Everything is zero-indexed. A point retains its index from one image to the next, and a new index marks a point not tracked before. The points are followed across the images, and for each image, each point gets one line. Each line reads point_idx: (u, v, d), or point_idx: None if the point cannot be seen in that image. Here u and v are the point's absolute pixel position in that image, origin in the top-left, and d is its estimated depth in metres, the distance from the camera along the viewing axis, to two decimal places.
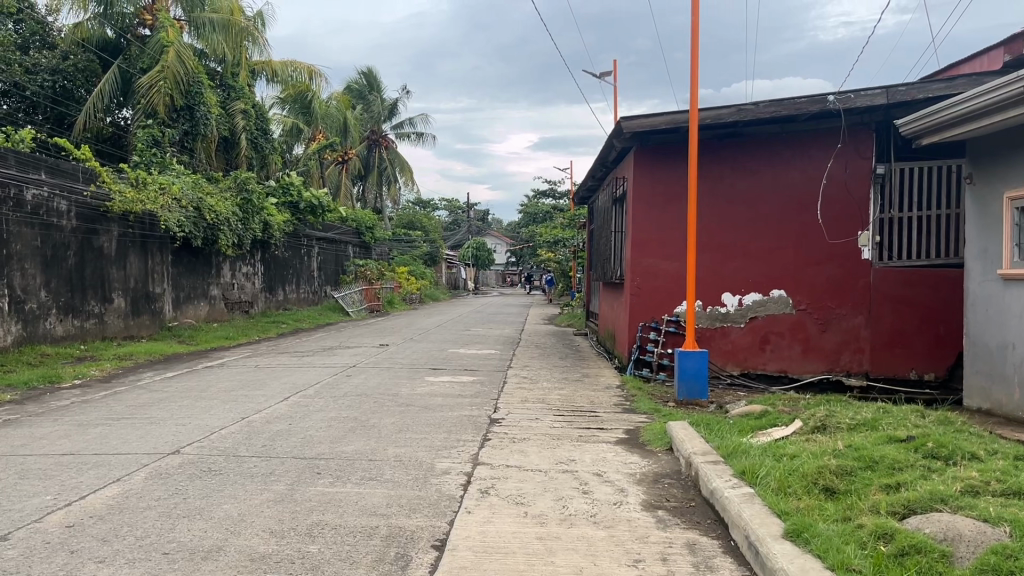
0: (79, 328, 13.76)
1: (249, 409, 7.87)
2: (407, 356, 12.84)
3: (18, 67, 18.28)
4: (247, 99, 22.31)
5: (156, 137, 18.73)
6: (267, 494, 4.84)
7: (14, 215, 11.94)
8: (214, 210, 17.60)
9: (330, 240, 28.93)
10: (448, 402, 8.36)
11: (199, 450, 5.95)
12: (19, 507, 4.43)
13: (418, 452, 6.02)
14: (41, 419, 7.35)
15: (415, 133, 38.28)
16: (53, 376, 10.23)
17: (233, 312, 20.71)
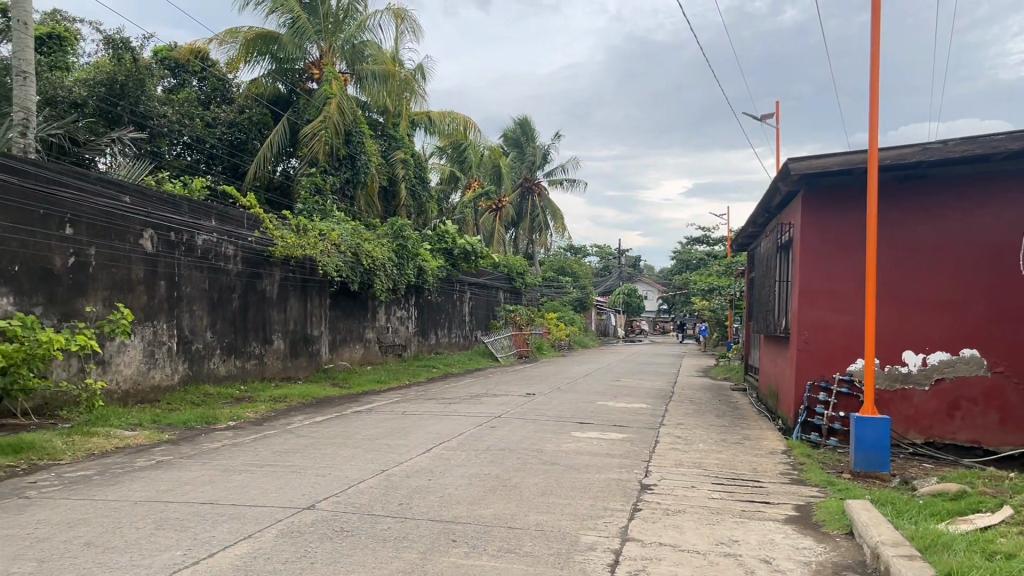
0: (241, 368, 14.25)
1: (390, 460, 7.64)
2: (553, 408, 12.36)
3: (200, 121, 19.53)
4: (407, 149, 22.92)
5: (319, 185, 19.48)
6: (397, 563, 4.47)
7: (185, 260, 12.52)
8: (371, 256, 17.91)
9: (481, 285, 29.14)
10: (595, 463, 7.80)
11: (334, 506, 5.71)
12: (147, 563, 4.27)
13: (562, 521, 5.51)
14: (189, 462, 7.40)
15: (567, 180, 38.33)
16: (209, 416, 10.48)
17: (387, 354, 21.07)
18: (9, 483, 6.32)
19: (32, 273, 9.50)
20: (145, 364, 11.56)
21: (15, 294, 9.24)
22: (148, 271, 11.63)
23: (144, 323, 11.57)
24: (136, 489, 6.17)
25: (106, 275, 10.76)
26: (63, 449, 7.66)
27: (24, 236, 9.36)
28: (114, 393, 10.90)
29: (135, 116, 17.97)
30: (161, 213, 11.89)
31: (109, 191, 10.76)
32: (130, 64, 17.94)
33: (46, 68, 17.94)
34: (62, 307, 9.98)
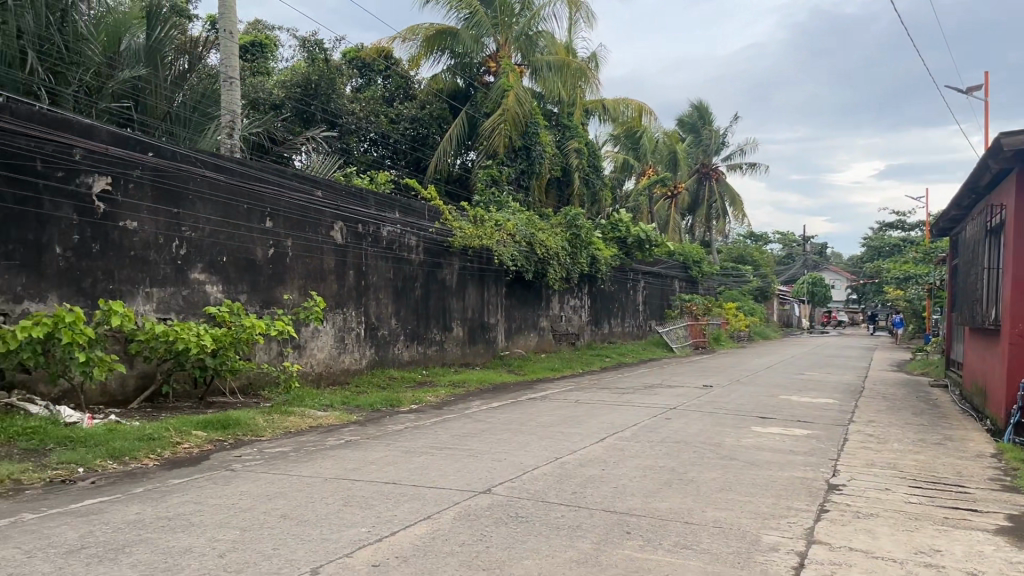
0: (422, 354, 14.82)
1: (564, 448, 7.66)
2: (732, 401, 11.95)
3: (384, 118, 20.44)
4: (581, 138, 22.88)
5: (495, 176, 19.91)
6: (571, 552, 4.45)
7: (372, 250, 13.16)
8: (546, 245, 18.06)
9: (656, 274, 28.68)
10: (777, 459, 7.44)
11: (510, 491, 5.78)
12: (335, 538, 4.50)
13: (742, 519, 5.28)
14: (375, 443, 7.77)
15: (746, 164, 36.93)
16: (393, 399, 10.97)
17: (561, 343, 21.23)
18: (218, 456, 6.90)
19: (238, 263, 10.31)
20: (336, 348, 12.28)
21: (223, 283, 10.06)
22: (338, 261, 12.32)
23: (335, 311, 12.28)
24: (327, 466, 6.54)
25: (301, 265, 11.49)
26: (264, 426, 8.27)
27: (231, 229, 10.19)
28: (309, 375, 11.64)
29: (326, 115, 19.09)
30: (350, 206, 12.53)
31: (303, 186, 11.48)
32: (321, 65, 19.05)
33: (249, 73, 19.42)
34: (263, 295, 10.78)
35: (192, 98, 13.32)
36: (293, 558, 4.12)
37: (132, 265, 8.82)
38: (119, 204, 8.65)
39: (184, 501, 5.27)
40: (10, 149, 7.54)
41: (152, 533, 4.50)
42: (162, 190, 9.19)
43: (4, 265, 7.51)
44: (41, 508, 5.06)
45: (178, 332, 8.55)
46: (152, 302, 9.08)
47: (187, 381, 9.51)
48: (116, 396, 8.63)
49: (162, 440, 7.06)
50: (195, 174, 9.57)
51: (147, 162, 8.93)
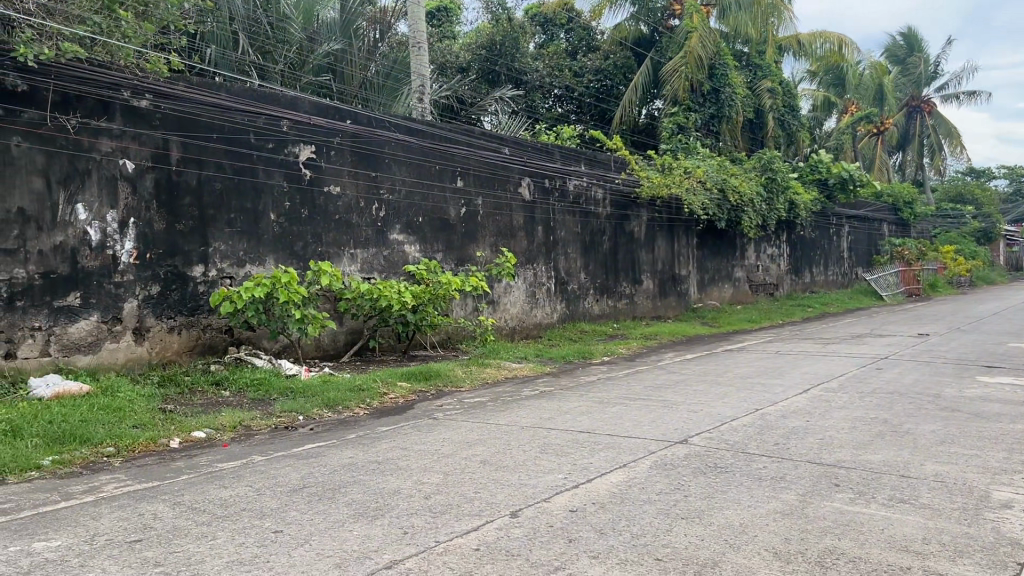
0: (613, 307, 14.79)
1: (764, 400, 7.36)
2: (953, 350, 10.98)
3: (568, 72, 20.32)
4: (775, 77, 21.62)
5: (682, 123, 19.30)
6: (775, 504, 4.26)
7: (559, 205, 13.20)
8: (739, 192, 17.33)
9: (862, 218, 26.82)
10: (1008, 412, 6.75)
11: (708, 442, 5.63)
12: (533, 483, 4.58)
13: (968, 474, 4.84)
14: (569, 393, 7.84)
15: (963, 93, 33.55)
16: (586, 352, 11.03)
17: (758, 294, 20.44)
18: (421, 405, 7.25)
19: (433, 223, 10.70)
20: (528, 303, 12.50)
21: (420, 242, 10.48)
22: (527, 217, 12.47)
23: (526, 266, 12.48)
24: (524, 416, 6.68)
25: (492, 222, 11.76)
26: (462, 378, 8.58)
27: (425, 190, 10.56)
28: (503, 330, 11.95)
29: (512, 73, 19.29)
30: (537, 161, 12.62)
31: (491, 144, 11.66)
32: (505, 24, 19.23)
33: (436, 38, 19.94)
34: (458, 253, 11.14)
35: (385, 66, 13.87)
36: (493, 501, 4.24)
37: (337, 228, 9.37)
38: (323, 169, 9.18)
39: (391, 446, 5.57)
40: (228, 123, 8.19)
41: (364, 475, 4.79)
42: (361, 154, 9.64)
43: (228, 232, 8.23)
44: (267, 450, 5.55)
45: (381, 290, 9.01)
46: (357, 262, 9.63)
47: (391, 335, 10.04)
48: (329, 350, 9.27)
49: (371, 390, 7.51)
50: (390, 139, 9.98)
51: (347, 130, 9.40)
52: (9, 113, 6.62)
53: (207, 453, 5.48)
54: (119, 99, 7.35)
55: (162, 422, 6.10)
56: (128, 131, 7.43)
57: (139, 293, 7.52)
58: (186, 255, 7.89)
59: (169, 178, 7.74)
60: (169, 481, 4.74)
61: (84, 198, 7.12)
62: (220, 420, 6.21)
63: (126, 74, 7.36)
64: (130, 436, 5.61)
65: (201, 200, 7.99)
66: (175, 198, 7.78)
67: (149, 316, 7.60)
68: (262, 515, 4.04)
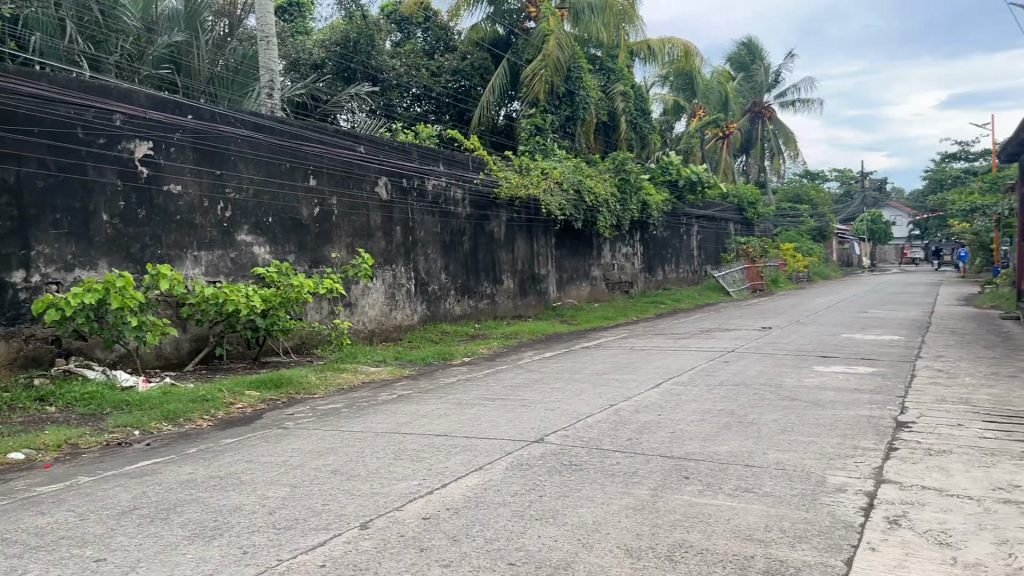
0: (474, 308, 14.76)
1: (619, 395, 7.51)
2: (793, 342, 11.61)
3: (426, 72, 20.14)
4: (627, 80, 22.26)
5: (539, 124, 19.50)
6: (627, 500, 4.29)
7: (417, 205, 13.01)
8: (594, 193, 17.71)
9: (710, 217, 28.10)
10: (841, 399, 7.15)
11: (563, 440, 5.65)
12: (385, 492, 4.42)
13: (805, 460, 5.07)
14: (426, 396, 7.71)
15: (800, 101, 35.79)
16: (446, 353, 10.93)
17: (615, 292, 21.00)
18: (271, 414, 6.91)
19: (284, 223, 10.28)
20: (387, 305, 12.25)
21: (271, 244, 10.05)
22: (385, 217, 12.22)
23: (384, 267, 12.22)
24: (379, 421, 6.50)
25: (348, 223, 11.44)
26: (316, 384, 8.27)
27: (275, 189, 10.14)
28: (361, 333, 11.67)
29: (368, 71, 18.93)
30: (393, 160, 12.39)
31: (345, 142, 11.35)
32: (360, 21, 18.83)
33: (288, 33, 19.30)
34: (311, 254, 10.76)
35: (233, 60, 13.26)
36: (342, 513, 4.06)
37: (179, 230, 8.83)
38: (162, 167, 8.63)
39: (236, 459, 5.26)
40: (51, 117, 7.54)
41: (203, 492, 4.48)
42: (204, 151, 9.13)
43: (53, 234, 7.58)
44: (96, 470, 5.10)
45: (228, 293, 8.56)
46: (201, 265, 9.12)
47: (240, 342, 9.57)
48: (172, 358, 8.72)
49: (216, 400, 7.10)
50: (235, 136, 9.51)
51: (187, 125, 8.88)
52: None
53: (24, 476, 4.98)
54: None
55: None
56: None
57: None
58: (4, 259, 7.20)
59: None
60: None
61: None
62: (42, 439, 5.67)
63: None
64: None
65: (21, 200, 7.32)
66: None
67: None
68: (84, 542, 3.69)
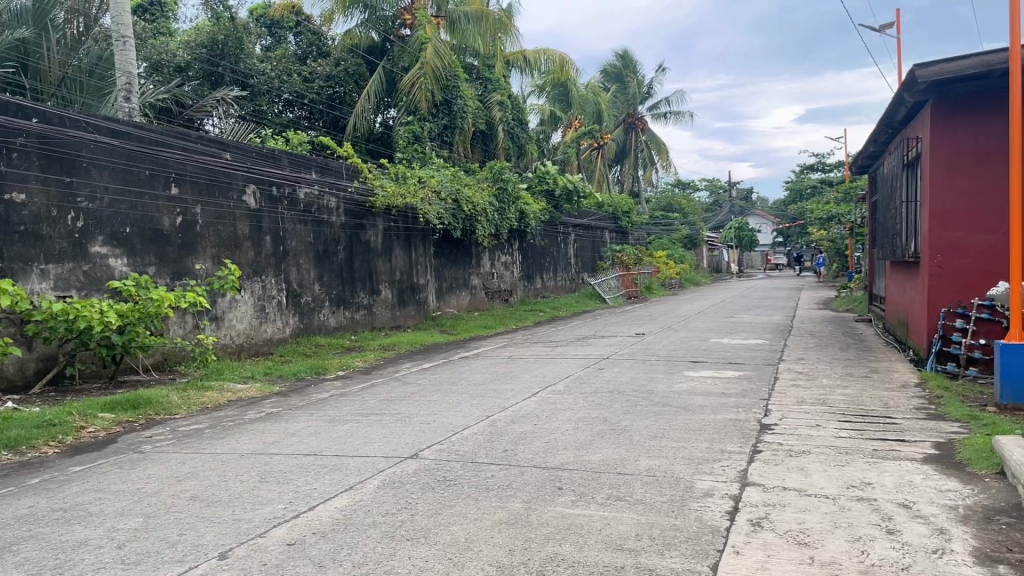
0: (350, 319, 14.44)
1: (496, 405, 7.47)
2: (665, 348, 11.93)
3: (298, 77, 19.63)
4: (504, 90, 22.42)
5: (417, 133, 19.34)
6: (500, 515, 4.23)
7: (288, 214, 12.61)
8: (472, 202, 17.70)
9: (586, 226, 28.66)
10: (709, 403, 7.37)
11: (438, 454, 5.55)
12: (247, 518, 4.19)
13: (675, 466, 5.16)
14: (297, 413, 7.43)
15: (671, 113, 37.06)
16: (320, 367, 10.62)
17: (494, 301, 21.07)
18: (127, 439, 6.48)
19: (144, 233, 9.74)
20: (257, 318, 11.81)
21: (128, 256, 9.49)
22: (253, 227, 11.78)
23: (253, 279, 11.77)
24: (245, 441, 6.20)
25: (213, 233, 10.95)
26: (179, 404, 7.84)
27: (133, 198, 9.59)
28: (229, 348, 11.19)
29: (237, 76, 18.29)
30: (262, 168, 11.96)
31: (209, 149, 10.88)
32: (228, 23, 18.16)
33: (150, 34, 18.40)
34: (174, 266, 10.24)
35: (87, 62, 12.50)
36: (200, 543, 3.82)
37: (24, 241, 8.19)
38: (4, 174, 7.98)
39: (84, 490, 4.87)
40: None
41: (44, 528, 4.12)
42: (51, 157, 8.52)
43: None
44: None
45: (79, 308, 8.00)
46: (49, 279, 8.49)
47: (94, 360, 8.97)
48: (16, 381, 8.08)
49: (64, 425, 6.60)
50: (87, 141, 8.92)
51: (32, 129, 8.26)
52: None
53: None
54: None
55: None
56: None
57: None
58: None
59: None
60: None
61: None
62: None
63: None
64: None
65: None
66: None
67: None
68: None
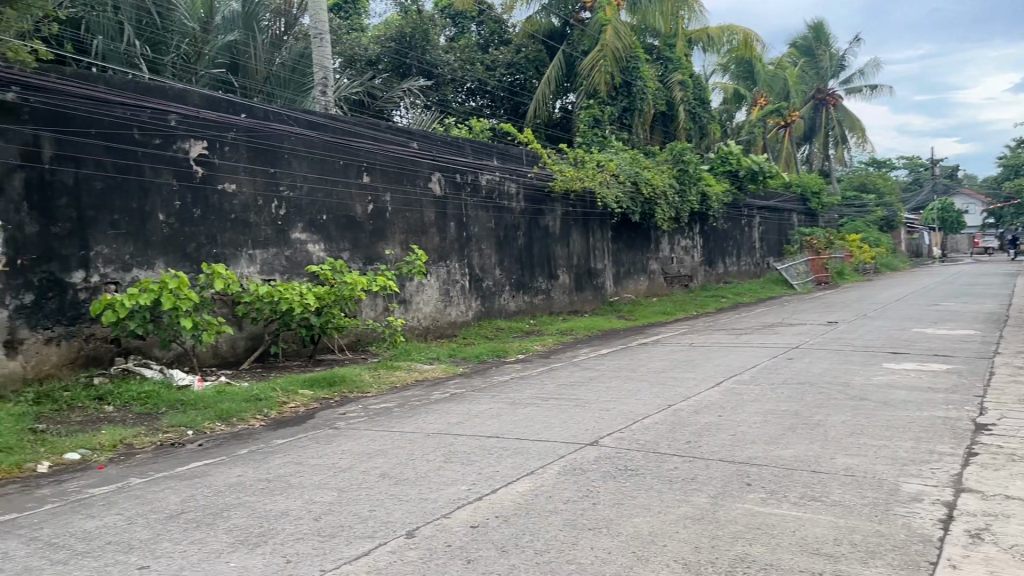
0: (530, 303, 14.60)
1: (678, 394, 7.26)
2: (860, 338, 11.16)
3: (480, 66, 20.02)
4: (686, 70, 21.79)
5: (597, 116, 19.20)
6: (685, 509, 4.08)
7: (471, 200, 12.89)
8: (652, 185, 17.37)
9: (772, 209, 27.40)
10: (914, 399, 6.78)
11: (619, 443, 5.45)
12: (433, 497, 4.29)
13: (876, 466, 4.77)
14: (478, 396, 7.56)
15: (867, 87, 34.64)
16: (501, 350, 10.80)
17: (674, 286, 20.62)
18: (324, 414, 6.86)
19: (338, 220, 10.27)
20: (442, 302, 12.19)
21: (325, 241, 10.04)
22: (438, 213, 12.15)
23: (438, 263, 12.15)
24: (431, 421, 6.38)
25: (402, 220, 11.38)
26: (369, 382, 8.22)
27: (329, 186, 10.12)
28: (416, 330, 11.63)
29: (423, 67, 18.91)
30: (446, 155, 12.30)
31: (398, 138, 11.31)
32: (415, 16, 18.79)
33: (345, 30, 19.37)
34: (365, 251, 10.73)
35: (289, 60, 13.30)
36: (389, 520, 3.94)
37: (234, 228, 8.85)
38: (216, 166, 8.64)
39: (286, 462, 5.19)
40: (107, 118, 7.54)
41: (250, 497, 4.41)
42: (258, 150, 9.14)
43: (110, 234, 7.57)
44: (149, 472, 5.07)
45: (282, 292, 8.57)
46: (256, 264, 9.13)
47: (295, 340, 9.59)
48: (229, 357, 8.79)
49: (269, 400, 7.09)
50: (289, 134, 9.49)
51: (241, 124, 8.88)
52: None
53: (80, 477, 4.96)
54: None
55: (32, 444, 5.47)
56: None
57: (11, 302, 6.79)
58: (64, 260, 7.20)
59: (42, 177, 7.04)
60: (29, 512, 4.23)
61: None
62: (98, 439, 5.66)
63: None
64: None
65: (79, 200, 7.32)
66: (49, 199, 7.09)
67: (24, 327, 6.88)
68: (129, 548, 3.63)
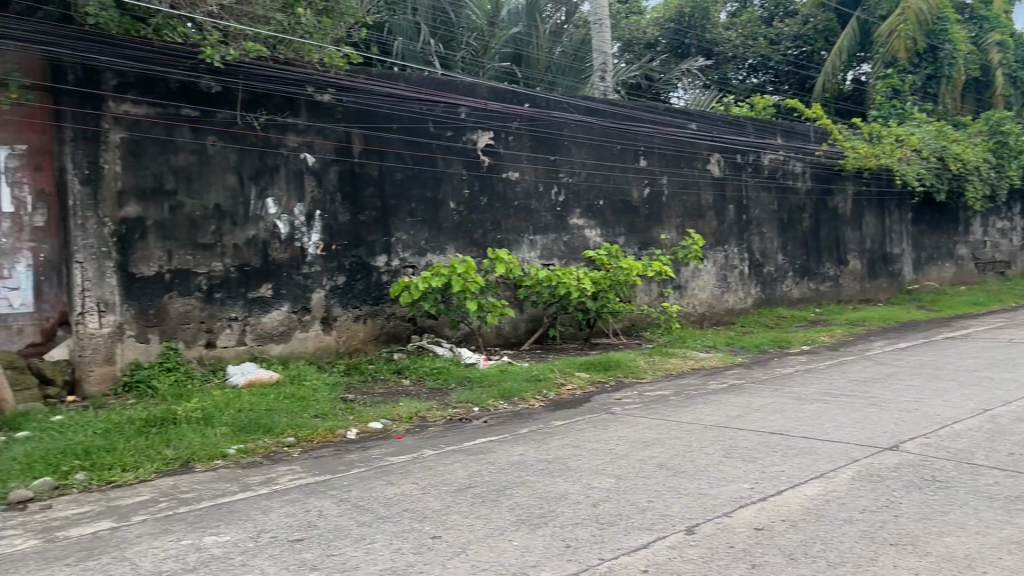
0: (815, 291, 13.70)
1: (996, 398, 6.39)
2: None
3: (764, 41, 19.07)
4: (1006, 28, 19.14)
5: (896, 86, 17.51)
6: (1009, 532, 3.55)
7: (752, 181, 12.32)
8: (963, 160, 15.48)
9: None
10: None
11: (923, 450, 4.89)
12: (714, 493, 4.13)
13: None
14: (760, 388, 7.20)
15: None
16: (783, 340, 10.22)
17: (987, 273, 18.30)
18: (600, 398, 6.92)
19: (615, 205, 10.29)
20: (719, 288, 11.81)
21: (602, 226, 10.10)
22: (717, 196, 11.75)
23: (716, 248, 11.78)
24: (709, 412, 6.18)
25: (679, 203, 11.16)
26: (645, 368, 8.16)
27: (606, 171, 10.15)
28: (692, 316, 11.39)
29: (702, 46, 18.43)
30: (726, 136, 11.85)
31: (676, 120, 11.07)
32: None
33: (623, 15, 19.35)
34: (641, 236, 10.66)
35: (570, 48, 13.49)
36: (669, 513, 3.85)
37: (517, 215, 9.17)
38: (501, 155, 8.97)
39: (564, 445, 5.29)
40: (407, 113, 8.05)
41: (532, 477, 4.54)
42: (540, 138, 9.37)
43: (408, 222, 8.14)
44: (440, 445, 5.41)
45: (560, 276, 8.75)
46: (536, 248, 9.42)
47: (572, 323, 9.78)
48: (510, 338, 9.19)
49: (548, 381, 7.27)
50: (569, 121, 9.64)
51: (525, 113, 9.14)
52: (205, 113, 6.72)
53: (382, 445, 5.41)
54: (304, 95, 7.25)
55: (342, 411, 6.05)
56: (313, 126, 7.38)
57: (326, 283, 7.53)
58: (370, 245, 7.85)
59: (353, 169, 7.69)
60: (341, 475, 4.68)
61: (274, 192, 7.17)
62: (397, 411, 6.13)
63: (308, 71, 7.12)
64: (309, 425, 5.56)
65: (382, 190, 7.92)
66: (358, 189, 7.74)
67: (337, 306, 7.61)
68: (423, 518, 3.87)
